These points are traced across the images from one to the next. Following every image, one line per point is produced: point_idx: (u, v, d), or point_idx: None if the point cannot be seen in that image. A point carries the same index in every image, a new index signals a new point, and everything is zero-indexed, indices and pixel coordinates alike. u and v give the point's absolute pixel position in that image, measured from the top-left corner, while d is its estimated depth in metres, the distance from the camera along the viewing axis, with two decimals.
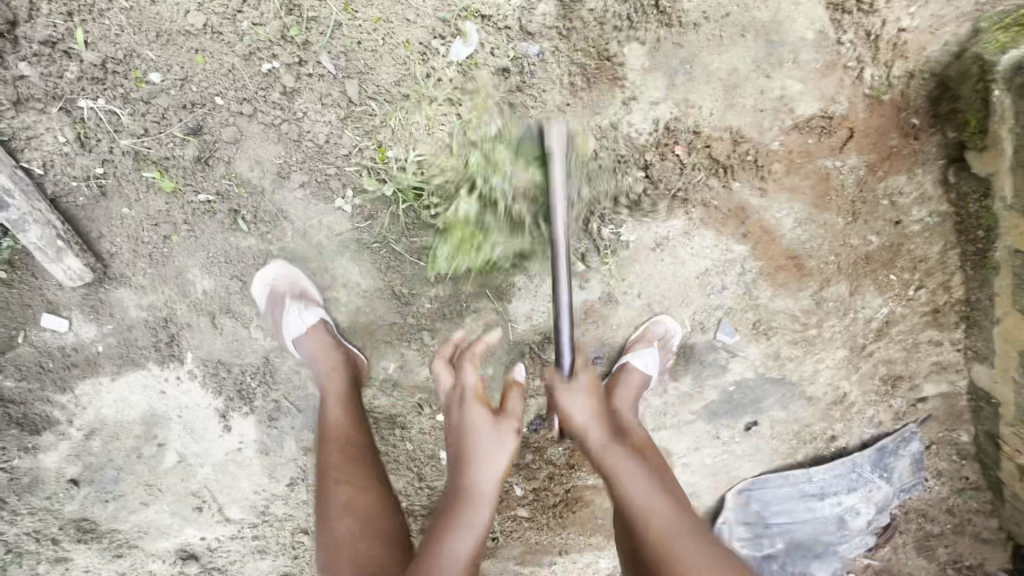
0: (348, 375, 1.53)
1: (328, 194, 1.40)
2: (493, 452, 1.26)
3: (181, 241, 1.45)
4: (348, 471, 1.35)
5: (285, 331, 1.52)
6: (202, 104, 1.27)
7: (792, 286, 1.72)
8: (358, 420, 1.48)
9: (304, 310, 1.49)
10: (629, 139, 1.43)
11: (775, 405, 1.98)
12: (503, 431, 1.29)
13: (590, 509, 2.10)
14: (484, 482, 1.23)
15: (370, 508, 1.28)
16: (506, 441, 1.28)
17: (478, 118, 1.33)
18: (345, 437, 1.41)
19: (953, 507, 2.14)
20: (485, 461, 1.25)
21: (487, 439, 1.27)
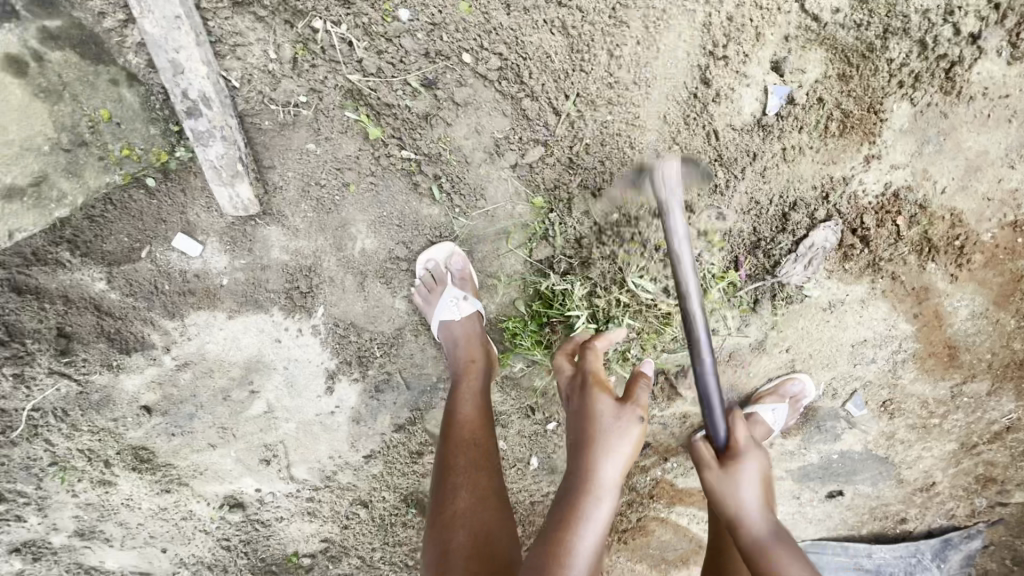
0: (487, 373, 1.40)
1: (537, 182, 1.30)
2: (620, 446, 1.09)
3: (357, 193, 1.33)
4: (472, 478, 1.23)
5: (434, 310, 1.39)
6: (446, 56, 1.16)
7: (936, 373, 1.68)
8: (489, 419, 1.35)
9: (465, 297, 1.38)
10: (854, 197, 1.35)
11: (865, 480, 1.97)
12: (624, 419, 1.11)
13: (648, 540, 2.07)
14: (606, 474, 1.08)
15: (491, 525, 1.16)
16: (630, 430, 1.10)
17: (727, 147, 1.26)
18: (477, 438, 1.29)
19: None
20: (607, 451, 1.09)
21: (608, 426, 1.11)
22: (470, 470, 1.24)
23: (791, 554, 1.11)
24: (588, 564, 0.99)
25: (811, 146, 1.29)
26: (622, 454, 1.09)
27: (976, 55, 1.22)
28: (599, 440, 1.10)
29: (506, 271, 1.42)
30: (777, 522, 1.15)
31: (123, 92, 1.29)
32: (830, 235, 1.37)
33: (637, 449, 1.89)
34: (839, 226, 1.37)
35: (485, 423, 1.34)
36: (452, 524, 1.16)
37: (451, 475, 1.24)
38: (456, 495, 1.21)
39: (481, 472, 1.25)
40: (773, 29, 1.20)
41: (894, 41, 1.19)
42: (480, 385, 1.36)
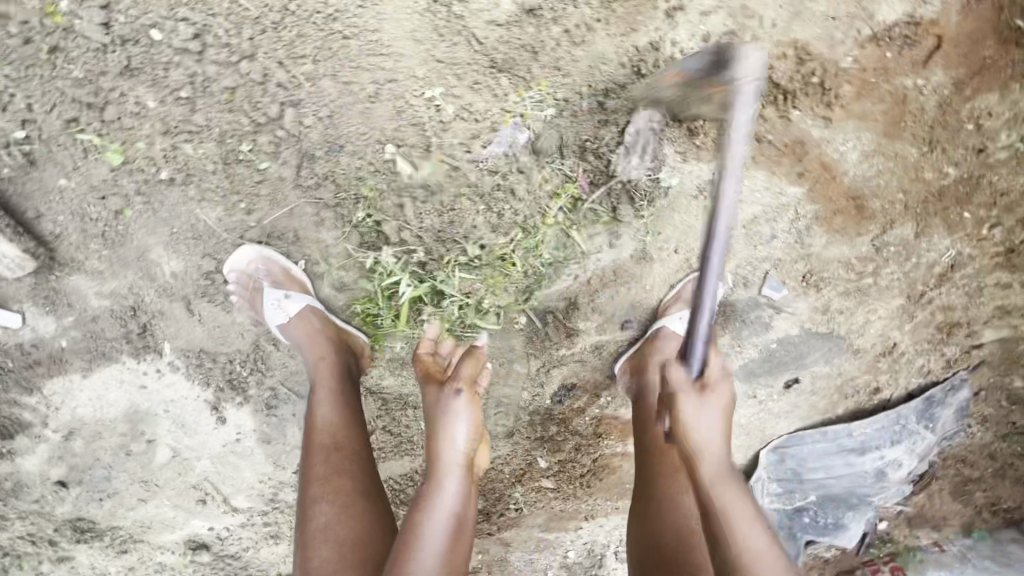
0: (345, 367, 1.26)
1: (308, 151, 1.14)
2: (454, 422, 1.07)
3: (135, 217, 1.21)
4: (334, 487, 1.11)
5: (264, 316, 1.29)
6: (135, 40, 1.05)
7: (850, 231, 1.51)
8: (355, 415, 1.21)
9: (286, 297, 1.25)
10: (672, 63, 1.18)
11: (819, 361, 1.82)
12: (445, 400, 1.09)
13: (617, 477, 1.92)
14: (448, 454, 1.05)
15: (354, 530, 1.06)
16: (454, 404, 1.08)
17: (499, 47, 1.10)
18: (339, 440, 1.16)
19: (994, 452, 2.08)
20: (438, 431, 1.07)
21: (441, 413, 1.09)
22: (331, 477, 1.11)
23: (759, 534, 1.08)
24: (438, 549, 0.96)
25: (597, 19, 1.13)
26: (456, 430, 1.07)
27: None
28: (432, 426, 1.09)
29: (326, 245, 1.26)
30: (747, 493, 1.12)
31: None
32: (654, 115, 1.21)
33: (566, 394, 1.74)
34: (661, 104, 1.20)
35: (351, 420, 1.20)
36: (314, 538, 1.05)
37: (309, 485, 1.11)
38: (316, 508, 1.08)
39: (346, 475, 1.12)
40: None
41: None
42: (337, 382, 1.22)
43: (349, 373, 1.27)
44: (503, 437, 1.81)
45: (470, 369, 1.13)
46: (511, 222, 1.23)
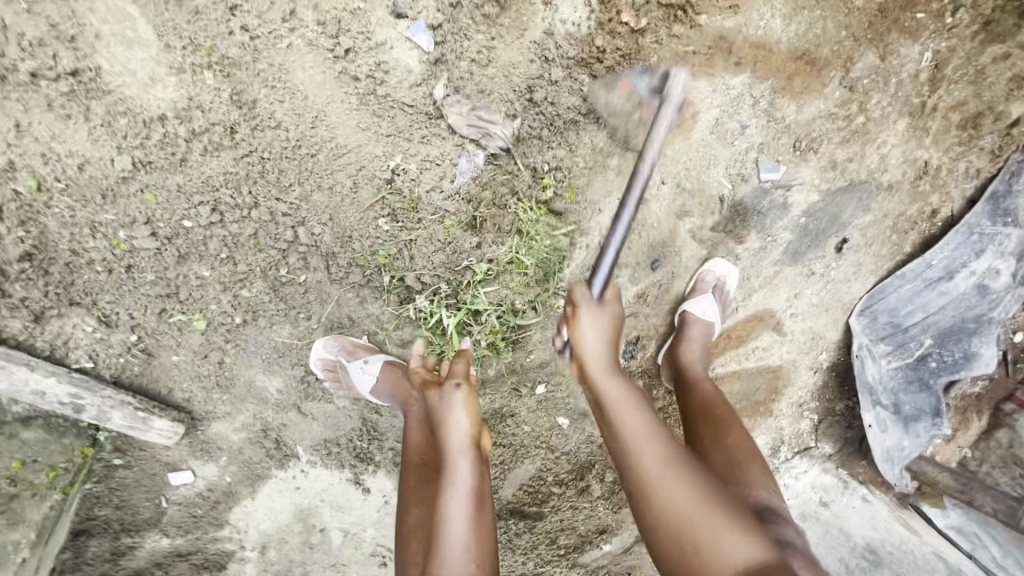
0: None
1: (329, 251, 1.38)
2: (456, 414, 1.26)
3: (235, 359, 1.51)
4: (420, 493, 1.29)
5: (357, 388, 1.49)
6: (176, 234, 1.27)
7: (814, 87, 1.54)
8: (438, 438, 1.40)
9: (367, 362, 1.46)
10: (571, 37, 1.31)
11: (857, 213, 1.81)
12: (448, 398, 1.28)
13: None
14: (455, 441, 1.23)
15: (434, 525, 1.21)
16: (455, 399, 1.28)
17: (427, 99, 1.27)
18: (424, 456, 1.36)
19: None
20: (445, 425, 1.26)
21: (442, 409, 1.28)
22: (418, 488, 1.30)
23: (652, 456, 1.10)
24: (463, 517, 1.12)
25: (494, 36, 1.27)
26: (460, 419, 1.25)
27: None
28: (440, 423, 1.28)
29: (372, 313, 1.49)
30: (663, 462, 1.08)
31: (26, 434, 1.44)
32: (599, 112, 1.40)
33: (633, 346, 1.88)
34: (581, 74, 1.35)
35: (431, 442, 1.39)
36: (407, 536, 1.23)
37: (404, 497, 1.31)
38: (409, 512, 1.27)
39: (428, 484, 1.30)
40: None
41: None
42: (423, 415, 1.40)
43: None
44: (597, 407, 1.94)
45: (464, 364, 1.32)
46: (507, 229, 1.39)
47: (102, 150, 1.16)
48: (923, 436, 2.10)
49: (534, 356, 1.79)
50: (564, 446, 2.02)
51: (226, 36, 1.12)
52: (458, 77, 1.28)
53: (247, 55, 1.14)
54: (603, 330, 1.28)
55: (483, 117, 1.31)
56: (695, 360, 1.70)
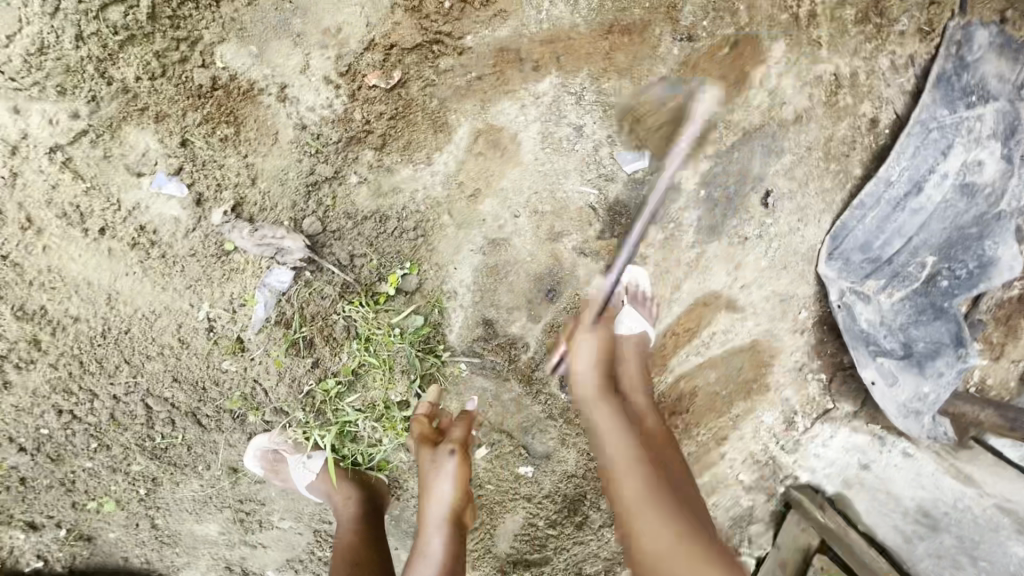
0: (366, 505, 1.40)
1: (189, 407, 1.34)
2: (441, 483, 1.25)
3: (168, 518, 1.51)
4: None
5: (294, 482, 1.40)
6: (39, 442, 1.30)
7: (644, 54, 1.29)
8: (376, 539, 1.36)
9: (309, 457, 1.40)
10: (329, 120, 1.17)
11: (769, 158, 1.53)
12: (439, 462, 1.28)
13: (704, 395, 1.92)
14: (432, 512, 1.25)
15: None
16: (446, 466, 1.27)
17: (208, 238, 1.19)
18: (356, 558, 1.29)
19: None
20: (432, 488, 1.27)
21: (430, 472, 1.28)
22: None
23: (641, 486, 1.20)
24: None
25: (242, 152, 1.15)
26: (445, 490, 1.26)
27: None
28: (426, 484, 1.29)
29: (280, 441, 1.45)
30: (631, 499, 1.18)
31: None
32: (400, 177, 1.27)
33: (569, 377, 1.68)
34: (361, 149, 1.21)
35: (370, 542, 1.34)
36: None
37: None
38: None
39: None
40: (79, 149, 1.07)
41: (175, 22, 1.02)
42: (362, 517, 1.38)
43: (373, 509, 1.41)
44: (559, 445, 1.79)
45: (462, 430, 1.31)
46: (349, 333, 1.32)
47: None
48: (946, 374, 1.74)
49: None
50: (541, 492, 1.85)
51: None
52: (229, 201, 1.17)
53: (8, 274, 1.12)
54: (599, 352, 1.42)
55: (275, 228, 1.21)
56: (637, 384, 1.47)
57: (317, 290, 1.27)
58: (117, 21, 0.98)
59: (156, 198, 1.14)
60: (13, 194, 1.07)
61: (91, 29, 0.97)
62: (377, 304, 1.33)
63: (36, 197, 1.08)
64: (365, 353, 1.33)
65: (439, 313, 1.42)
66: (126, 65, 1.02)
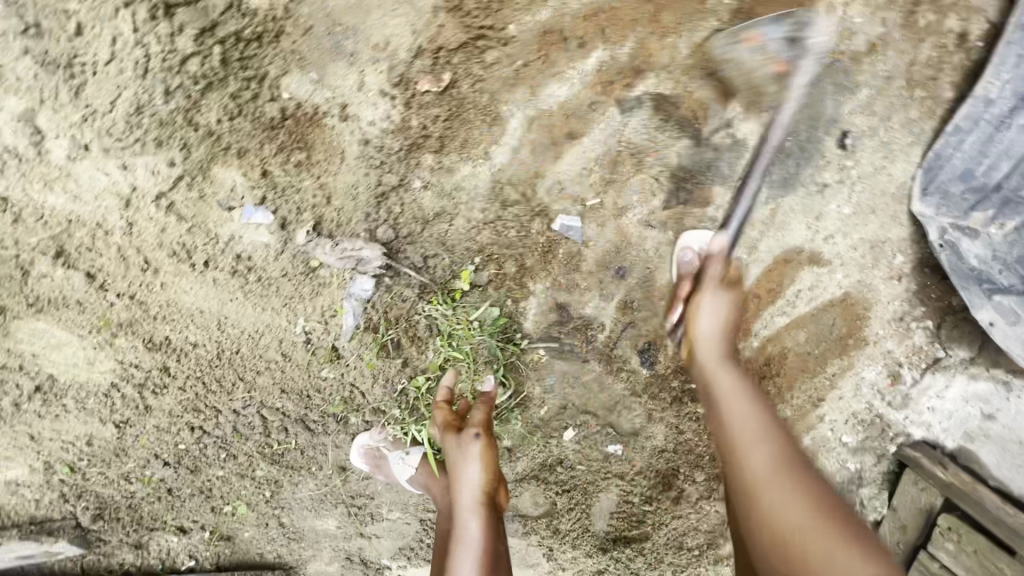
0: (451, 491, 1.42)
1: (299, 413, 1.46)
2: (467, 466, 1.22)
3: (291, 517, 1.66)
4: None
5: (395, 476, 1.48)
6: (180, 456, 1.46)
7: (691, 11, 1.24)
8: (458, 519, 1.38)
9: (405, 452, 1.46)
10: (389, 132, 1.22)
11: (842, 97, 1.42)
12: (464, 446, 1.24)
13: (795, 356, 1.83)
14: (464, 496, 1.21)
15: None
16: (469, 448, 1.23)
17: (295, 258, 1.28)
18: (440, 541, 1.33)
19: None
20: (460, 472, 1.23)
21: (456, 458, 1.24)
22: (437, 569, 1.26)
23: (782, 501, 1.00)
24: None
25: (315, 174, 1.22)
26: (473, 472, 1.22)
27: None
28: (454, 469, 1.25)
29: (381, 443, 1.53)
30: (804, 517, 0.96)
31: None
32: (461, 176, 1.30)
33: (647, 353, 1.67)
34: (422, 154, 1.26)
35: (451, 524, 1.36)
36: None
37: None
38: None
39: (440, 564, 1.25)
40: (178, 193, 1.18)
41: (244, 60, 1.09)
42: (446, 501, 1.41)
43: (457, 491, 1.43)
44: (646, 420, 1.78)
45: (483, 412, 1.28)
46: (433, 329, 1.38)
47: (92, 428, 1.37)
48: None
49: (548, 407, 1.69)
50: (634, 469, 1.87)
51: (114, 304, 1.25)
52: (309, 220, 1.26)
53: (136, 311, 1.26)
54: (726, 310, 1.37)
55: (354, 240, 1.29)
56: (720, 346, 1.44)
57: (397, 294, 1.34)
58: (196, 72, 1.06)
59: (246, 227, 1.24)
60: (132, 240, 1.20)
61: (176, 83, 1.06)
62: (458, 298, 1.37)
63: (150, 241, 1.21)
64: (450, 346, 1.38)
65: (513, 302, 1.45)
66: (207, 110, 1.11)
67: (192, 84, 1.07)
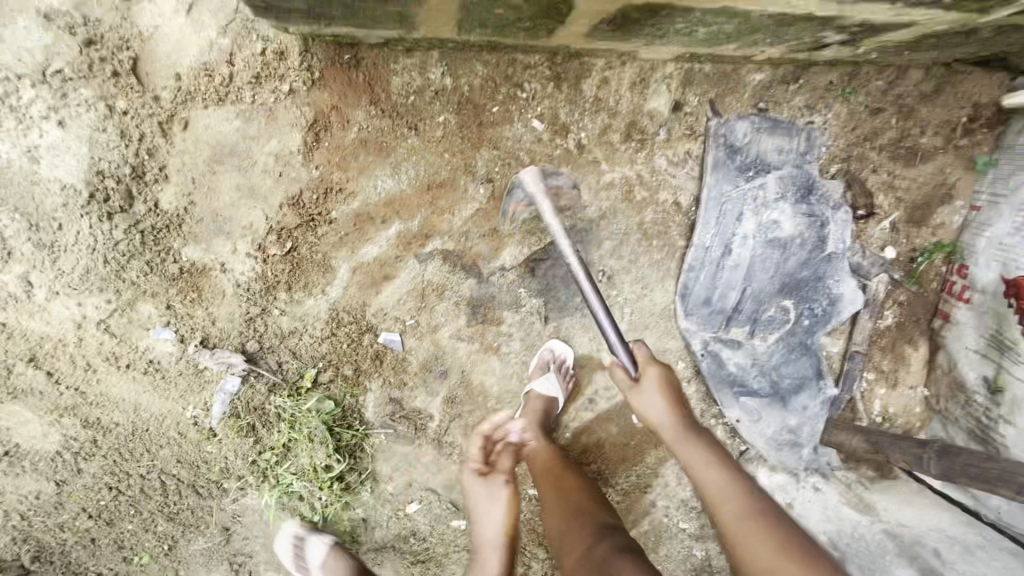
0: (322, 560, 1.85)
1: (190, 479, 1.94)
2: (498, 508, 1.69)
3: (185, 572, 2.05)
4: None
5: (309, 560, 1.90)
6: (102, 510, 1.95)
7: (458, 197, 1.83)
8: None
9: (320, 540, 1.93)
10: (254, 278, 1.82)
11: (589, 248, 1.94)
12: (494, 487, 1.71)
13: (611, 445, 2.19)
14: (489, 531, 1.66)
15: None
16: (501, 492, 1.70)
17: (189, 362, 1.85)
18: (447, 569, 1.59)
19: (842, 125, 1.87)
20: (492, 508, 1.69)
21: (481, 496, 1.71)
22: None
23: (722, 490, 1.24)
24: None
25: (205, 305, 1.82)
26: (501, 510, 1.69)
27: (177, 178, 1.72)
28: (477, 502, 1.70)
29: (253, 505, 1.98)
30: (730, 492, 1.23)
31: None
32: (308, 305, 1.87)
33: (475, 439, 2.07)
34: (277, 292, 1.84)
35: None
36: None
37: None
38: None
39: None
40: (113, 320, 1.79)
41: (157, 239, 1.74)
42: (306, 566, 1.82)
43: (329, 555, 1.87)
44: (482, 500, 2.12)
45: (511, 460, 1.76)
46: (286, 415, 1.89)
47: (39, 484, 1.89)
48: (810, 406, 1.99)
49: (394, 484, 2.07)
50: None
51: (63, 393, 1.82)
52: (201, 335, 1.84)
53: (79, 398, 1.84)
54: (665, 393, 1.40)
55: (233, 348, 1.86)
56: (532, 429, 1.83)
57: (261, 389, 1.87)
58: (127, 248, 1.72)
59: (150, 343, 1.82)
60: (80, 350, 1.80)
61: (113, 253, 1.72)
62: (304, 392, 1.89)
63: (92, 351, 1.81)
64: (294, 429, 1.89)
65: (352, 396, 1.95)
66: (133, 269, 1.75)
67: (123, 254, 1.73)
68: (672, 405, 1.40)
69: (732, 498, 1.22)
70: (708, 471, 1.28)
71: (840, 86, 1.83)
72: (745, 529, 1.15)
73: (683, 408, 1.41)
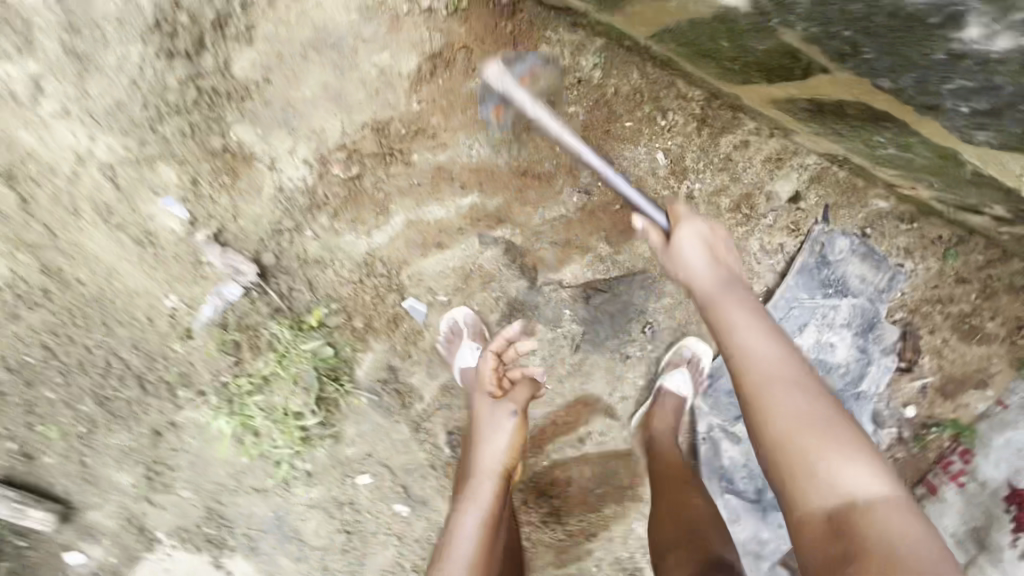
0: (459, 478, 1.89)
1: (140, 369, 1.71)
2: (497, 437, 1.58)
3: (94, 458, 1.82)
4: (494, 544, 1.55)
5: None
6: (23, 367, 1.67)
7: (548, 194, 1.67)
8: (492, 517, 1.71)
9: None
10: (300, 189, 1.60)
11: (646, 296, 1.84)
12: (498, 415, 1.61)
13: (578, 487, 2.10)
14: (487, 461, 1.56)
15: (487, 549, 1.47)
16: (503, 422, 1.60)
17: (191, 249, 1.60)
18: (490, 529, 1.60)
19: (932, 280, 1.83)
20: (488, 435, 1.59)
21: (489, 421, 1.61)
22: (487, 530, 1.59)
23: (793, 392, 1.03)
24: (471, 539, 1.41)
25: (234, 195, 1.58)
26: (501, 440, 1.58)
27: (260, 46, 1.44)
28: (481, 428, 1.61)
29: (198, 420, 1.77)
30: (816, 401, 1.02)
31: None
32: (344, 239, 1.66)
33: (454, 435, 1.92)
34: (319, 213, 1.63)
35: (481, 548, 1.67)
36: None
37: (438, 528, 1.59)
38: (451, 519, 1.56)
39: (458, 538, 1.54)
40: (120, 170, 1.51)
41: (209, 105, 1.48)
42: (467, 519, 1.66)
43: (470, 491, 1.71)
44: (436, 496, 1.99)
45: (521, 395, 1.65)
46: (276, 344, 1.69)
47: None
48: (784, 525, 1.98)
49: (354, 448, 1.89)
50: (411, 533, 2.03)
51: (27, 228, 1.52)
52: (215, 225, 1.60)
53: (45, 240, 1.55)
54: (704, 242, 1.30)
55: (246, 253, 1.64)
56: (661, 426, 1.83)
57: (263, 307, 1.68)
58: (172, 100, 1.45)
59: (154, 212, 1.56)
60: (68, 188, 1.51)
61: (154, 100, 1.44)
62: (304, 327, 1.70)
63: (81, 194, 1.52)
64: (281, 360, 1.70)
65: (350, 349, 1.76)
66: (169, 125, 1.48)
67: (165, 105, 1.45)
68: (711, 258, 1.29)
69: (798, 393, 1.03)
70: (749, 342, 1.11)
71: (947, 244, 1.79)
72: (811, 441, 0.97)
73: (723, 264, 1.30)
